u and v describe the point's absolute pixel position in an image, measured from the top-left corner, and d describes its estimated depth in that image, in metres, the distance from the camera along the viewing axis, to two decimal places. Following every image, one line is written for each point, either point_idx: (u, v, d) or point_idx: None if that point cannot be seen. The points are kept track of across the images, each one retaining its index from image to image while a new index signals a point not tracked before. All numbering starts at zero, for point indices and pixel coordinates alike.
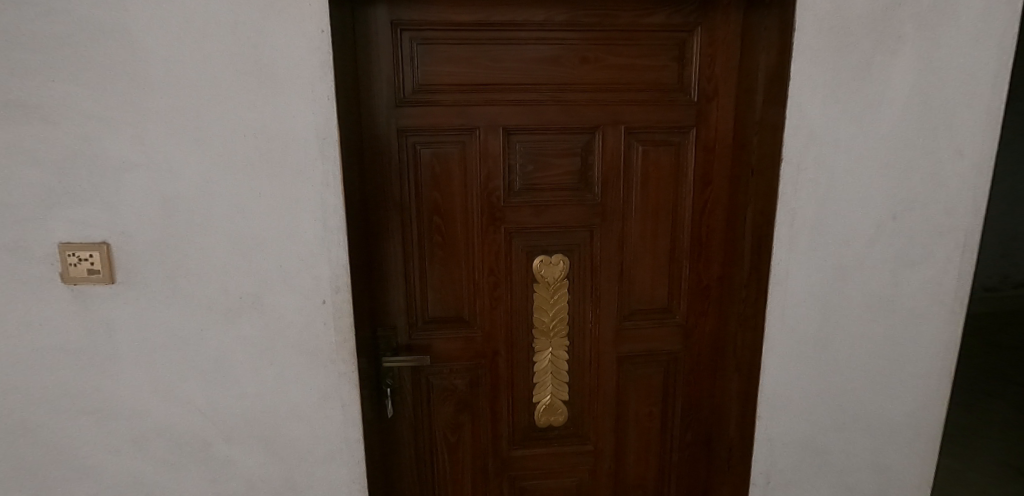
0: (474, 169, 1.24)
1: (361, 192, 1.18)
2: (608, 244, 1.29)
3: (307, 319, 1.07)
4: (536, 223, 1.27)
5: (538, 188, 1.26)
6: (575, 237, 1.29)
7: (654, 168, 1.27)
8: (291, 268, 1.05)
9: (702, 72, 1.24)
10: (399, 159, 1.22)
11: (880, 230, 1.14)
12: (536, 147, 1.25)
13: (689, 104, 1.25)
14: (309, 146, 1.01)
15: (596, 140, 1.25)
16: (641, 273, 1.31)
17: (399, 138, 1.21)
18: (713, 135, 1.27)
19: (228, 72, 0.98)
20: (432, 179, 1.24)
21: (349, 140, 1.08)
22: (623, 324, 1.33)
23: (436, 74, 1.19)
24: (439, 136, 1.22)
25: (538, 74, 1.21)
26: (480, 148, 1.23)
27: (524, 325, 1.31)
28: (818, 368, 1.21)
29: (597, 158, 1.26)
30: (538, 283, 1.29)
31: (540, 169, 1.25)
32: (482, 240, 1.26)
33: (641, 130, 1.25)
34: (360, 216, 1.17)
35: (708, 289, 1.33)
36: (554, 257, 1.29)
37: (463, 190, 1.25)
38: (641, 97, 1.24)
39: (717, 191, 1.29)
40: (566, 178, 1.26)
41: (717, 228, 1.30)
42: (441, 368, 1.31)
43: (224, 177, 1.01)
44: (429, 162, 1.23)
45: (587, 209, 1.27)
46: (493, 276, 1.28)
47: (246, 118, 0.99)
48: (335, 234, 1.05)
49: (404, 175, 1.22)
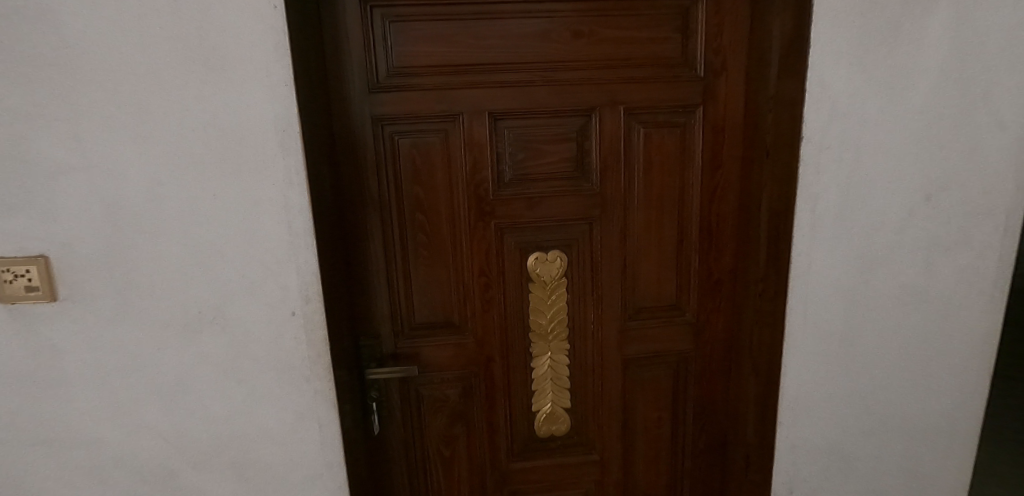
0: (459, 159, 1.12)
1: (333, 189, 1.06)
2: (609, 238, 1.18)
3: (276, 333, 0.96)
4: (530, 217, 1.15)
5: (530, 179, 1.14)
6: (572, 231, 1.17)
7: (658, 153, 1.15)
8: (255, 278, 0.94)
9: (708, 45, 1.11)
10: (375, 151, 1.10)
11: (911, 214, 1.03)
12: (526, 133, 1.13)
13: (695, 80, 1.13)
14: (269, 140, 0.89)
15: (593, 123, 1.13)
16: (646, 269, 1.20)
17: (375, 128, 1.09)
18: (721, 113, 1.15)
19: (173, 59, 0.86)
20: (412, 172, 1.12)
21: (315, 132, 0.97)
22: (628, 324, 1.22)
23: (413, 55, 1.07)
24: (419, 124, 1.10)
25: (526, 52, 1.09)
26: (464, 137, 1.11)
27: (519, 329, 1.20)
28: (844, 367, 1.10)
29: (594, 144, 1.14)
30: (534, 283, 1.18)
31: (532, 157, 1.13)
32: (471, 238, 1.15)
33: (642, 111, 1.13)
34: (334, 216, 1.06)
35: (720, 283, 1.22)
36: (550, 253, 1.17)
37: (448, 184, 1.13)
38: (641, 74, 1.12)
39: (727, 176, 1.17)
40: (561, 166, 1.14)
41: (727, 216, 1.19)
42: (431, 378, 1.20)
43: (175, 178, 0.89)
44: (408, 154, 1.11)
45: (585, 199, 1.16)
46: (484, 277, 1.17)
47: (196, 110, 0.88)
48: (301, 239, 0.94)
49: (382, 169, 1.11)
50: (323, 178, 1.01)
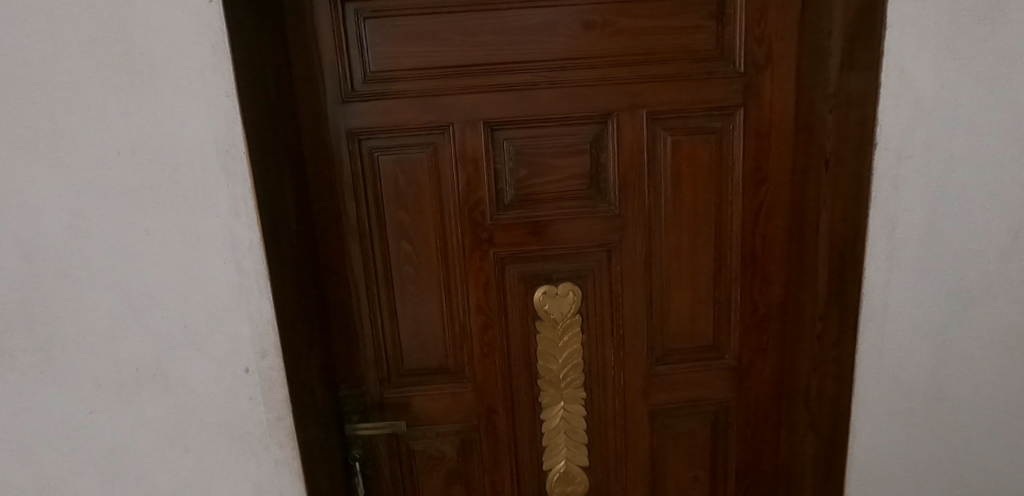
0: (450, 178, 0.95)
1: (301, 216, 0.90)
2: (632, 267, 0.98)
3: (228, 392, 0.80)
4: (536, 245, 0.97)
5: (535, 199, 0.96)
6: (588, 260, 0.99)
7: (690, 165, 0.96)
8: (200, 328, 0.78)
9: (749, 33, 0.92)
10: (352, 170, 0.93)
11: (1018, 238, 0.80)
12: (530, 145, 0.94)
13: (733, 77, 0.93)
14: (209, 163, 0.74)
15: (610, 131, 0.94)
16: (677, 303, 1.01)
17: (350, 143, 0.93)
18: (766, 116, 0.95)
19: (91, 67, 0.70)
20: (396, 194, 0.95)
21: (273, 150, 0.81)
22: (656, 368, 1.03)
23: (393, 56, 0.90)
24: (402, 138, 0.93)
25: (528, 48, 0.91)
26: (456, 151, 0.94)
27: (526, 375, 1.02)
28: (929, 428, 0.88)
29: (611, 156, 0.95)
30: (542, 321, 1.00)
31: (537, 174, 0.95)
32: (466, 271, 0.97)
33: (669, 115, 0.94)
34: (302, 248, 0.90)
35: (766, 318, 1.02)
36: (560, 287, 0.99)
37: (437, 207, 0.95)
38: (667, 71, 0.93)
39: (774, 191, 0.97)
40: (572, 184, 0.96)
41: (775, 239, 0.99)
42: (424, 432, 1.03)
43: (99, 212, 0.74)
44: (391, 173, 0.94)
45: (601, 223, 0.97)
46: (483, 316, 0.99)
47: (121, 128, 0.72)
48: (252, 280, 0.77)
49: (359, 191, 0.94)
50: (286, 206, 0.85)
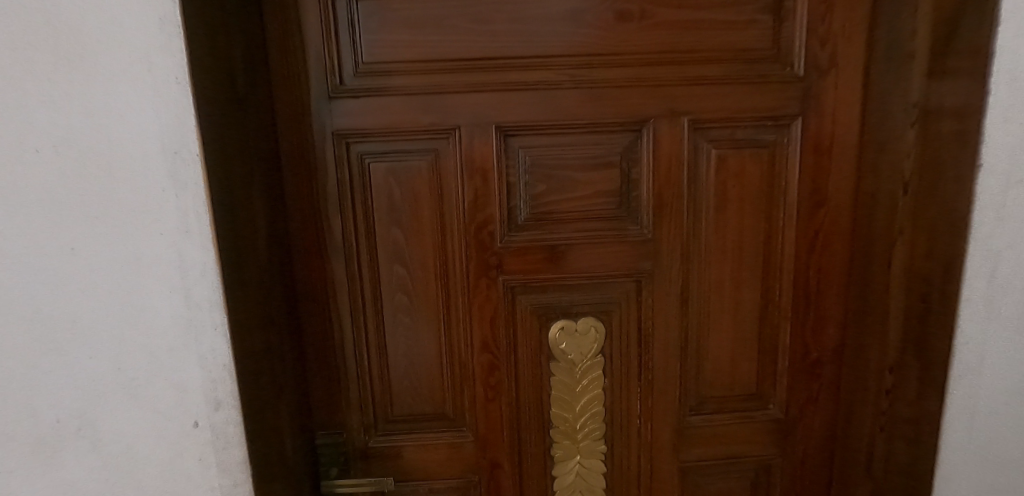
0: (455, 191, 0.80)
1: (273, 234, 0.75)
2: (665, 302, 0.84)
3: (173, 451, 0.65)
4: (554, 273, 0.82)
5: (555, 219, 0.81)
6: (614, 292, 0.84)
7: (737, 184, 0.82)
8: (140, 371, 0.62)
9: (813, 30, 0.78)
10: (338, 179, 0.79)
11: None
12: (550, 156, 0.80)
13: (791, 82, 0.80)
14: (156, 168, 0.59)
15: (644, 141, 0.80)
16: (716, 344, 0.86)
17: (338, 147, 0.78)
18: (827, 128, 0.81)
19: (7, 41, 0.55)
20: (390, 209, 0.80)
21: (241, 152, 0.66)
22: (688, 419, 0.88)
23: (391, 44, 0.76)
24: (399, 143, 0.79)
25: (551, 40, 0.77)
26: (463, 160, 0.79)
27: (538, 424, 0.87)
28: None
29: (645, 170, 0.80)
30: (558, 363, 0.85)
31: (557, 189, 0.80)
32: (471, 301, 0.82)
33: (715, 124, 0.80)
34: (275, 272, 0.74)
35: (819, 364, 0.87)
36: (580, 323, 0.84)
37: (439, 225, 0.80)
38: (715, 72, 0.79)
39: (832, 216, 0.83)
40: (599, 202, 0.81)
41: (832, 272, 0.85)
42: (416, 489, 0.88)
43: (13, 224, 0.58)
44: (384, 184, 0.79)
45: (631, 248, 0.82)
46: (488, 354, 0.84)
47: (44, 120, 0.57)
48: (205, 314, 0.62)
49: (346, 204, 0.79)
50: (257, 221, 0.70)
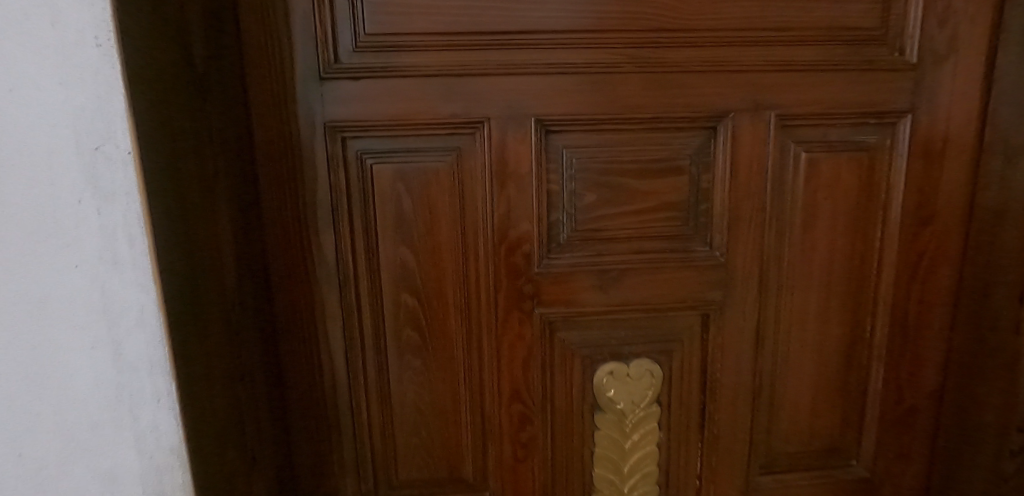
0: (482, 201, 0.63)
1: (241, 257, 0.56)
2: (737, 340, 0.68)
3: None
4: (603, 304, 0.66)
5: (605, 237, 0.65)
6: (674, 328, 0.68)
7: (829, 196, 0.66)
8: (47, 461, 0.43)
9: (932, 6, 0.62)
10: (331, 185, 0.61)
11: None
12: (602, 158, 0.63)
13: (902, 70, 0.64)
14: (61, 168, 0.38)
15: (719, 142, 0.64)
16: (794, 391, 0.70)
17: (331, 143, 0.60)
18: (941, 128, 0.66)
19: None
20: (398, 223, 0.63)
21: (194, 149, 0.48)
22: (758, 480, 0.73)
23: (403, 9, 0.58)
24: (411, 139, 0.61)
25: (609, 10, 0.60)
26: (492, 162, 0.62)
27: (576, 487, 0.71)
28: None
29: (719, 178, 0.64)
30: (604, 414, 0.69)
31: (610, 201, 0.64)
32: (498, 340, 0.65)
33: (807, 122, 0.64)
34: (243, 308, 0.56)
35: (914, 414, 0.72)
36: (633, 366, 0.68)
37: (461, 244, 0.63)
38: (811, 56, 0.63)
39: (940, 236, 0.68)
40: (661, 218, 0.65)
41: (935, 304, 0.70)
42: None
43: None
44: (391, 191, 0.62)
45: (698, 275, 0.66)
46: (519, 405, 0.67)
47: None
48: (143, 380, 0.43)
49: (340, 217, 0.62)
50: (219, 243, 0.52)
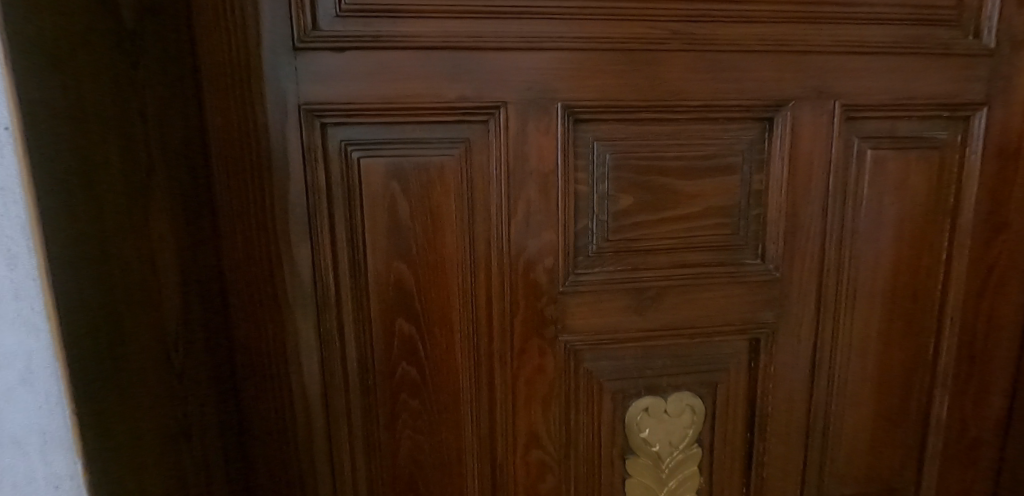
0: (496, 206, 0.51)
1: (184, 278, 0.44)
2: (790, 368, 0.58)
3: None
4: (639, 329, 0.55)
5: (642, 249, 0.54)
6: (720, 355, 0.57)
7: (895, 201, 0.57)
8: None
9: None
10: (308, 185, 0.48)
11: None
12: (640, 154, 0.52)
13: (978, 56, 0.55)
14: None
15: (775, 137, 0.54)
16: (850, 425, 0.61)
17: (308, 132, 0.48)
18: (1017, 124, 0.57)
19: None
20: (392, 233, 0.50)
21: (108, 132, 0.35)
22: None
23: None
24: (408, 128, 0.49)
25: None
26: (509, 157, 0.50)
27: None
28: None
29: (774, 179, 0.55)
30: (637, 458, 0.58)
31: (648, 206, 0.53)
32: (514, 374, 0.54)
33: (875, 114, 0.55)
34: (189, 343, 0.44)
35: (978, 447, 0.64)
36: (672, 401, 0.57)
37: (470, 258, 0.52)
38: (881, 36, 0.53)
39: (1013, 247, 0.60)
40: (707, 226, 0.55)
41: (1005, 323, 0.61)
42: None
43: None
44: (384, 192, 0.50)
45: (748, 293, 0.56)
46: (537, 451, 0.55)
47: None
48: (31, 460, 0.30)
49: (319, 225, 0.49)
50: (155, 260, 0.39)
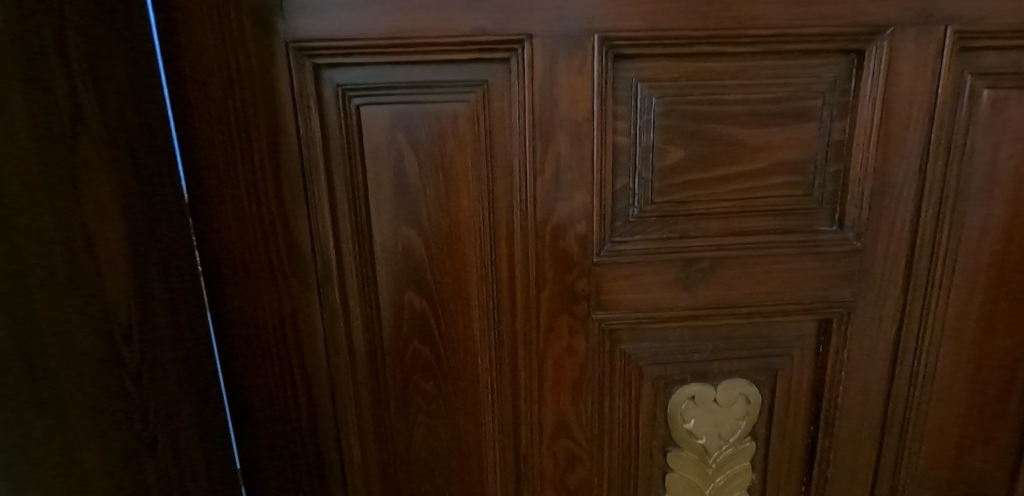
0: (518, 161, 0.43)
1: (141, 242, 0.38)
2: (866, 353, 0.49)
3: None
4: (687, 306, 0.47)
5: (694, 213, 0.45)
6: (782, 337, 0.49)
7: (1014, 154, 0.46)
8: None
9: None
10: (299, 138, 0.42)
11: None
12: (694, 97, 0.43)
13: None
14: None
15: (865, 74, 0.44)
16: (934, 419, 0.52)
17: (298, 76, 0.41)
18: None
19: None
20: (399, 193, 0.44)
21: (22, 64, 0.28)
22: None
23: None
24: (415, 68, 0.41)
25: None
26: (535, 102, 0.42)
27: None
28: None
29: (861, 128, 0.45)
30: (680, 451, 0.51)
31: (704, 162, 0.44)
32: (540, 356, 0.47)
33: (997, 43, 0.44)
34: (153, 313, 0.38)
35: None
36: (722, 388, 0.49)
37: (489, 223, 0.44)
38: None
39: None
40: (775, 186, 0.45)
41: None
42: None
43: None
44: (389, 146, 0.43)
45: (820, 266, 0.47)
46: (566, 441, 0.49)
47: None
48: None
49: (314, 184, 0.43)
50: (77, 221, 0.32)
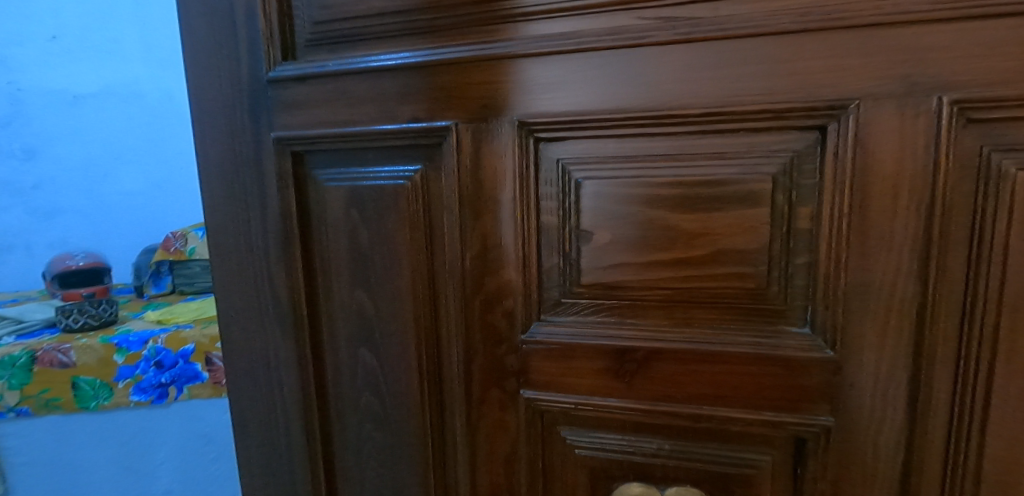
0: (450, 236, 0.46)
1: None
2: (858, 486, 0.40)
3: None
4: (624, 397, 0.44)
5: (626, 300, 0.42)
6: (745, 449, 0.42)
7: None
8: None
9: None
10: (279, 209, 0.50)
11: None
12: (621, 179, 0.41)
13: None
14: None
15: (830, 153, 0.37)
16: None
17: (279, 160, 0.49)
18: None
19: None
20: (354, 259, 0.49)
21: None
22: None
23: None
24: (366, 152, 0.47)
25: None
26: (464, 183, 0.45)
27: None
28: None
29: (827, 216, 0.38)
30: None
31: (634, 246, 0.42)
32: (474, 425, 0.48)
33: None
34: None
35: None
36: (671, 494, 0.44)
37: (428, 293, 0.47)
38: None
39: None
40: (721, 276, 0.40)
41: None
42: None
43: None
44: (346, 217, 0.48)
45: (786, 373, 0.40)
46: None
47: None
48: None
49: (290, 248, 0.50)
50: None
